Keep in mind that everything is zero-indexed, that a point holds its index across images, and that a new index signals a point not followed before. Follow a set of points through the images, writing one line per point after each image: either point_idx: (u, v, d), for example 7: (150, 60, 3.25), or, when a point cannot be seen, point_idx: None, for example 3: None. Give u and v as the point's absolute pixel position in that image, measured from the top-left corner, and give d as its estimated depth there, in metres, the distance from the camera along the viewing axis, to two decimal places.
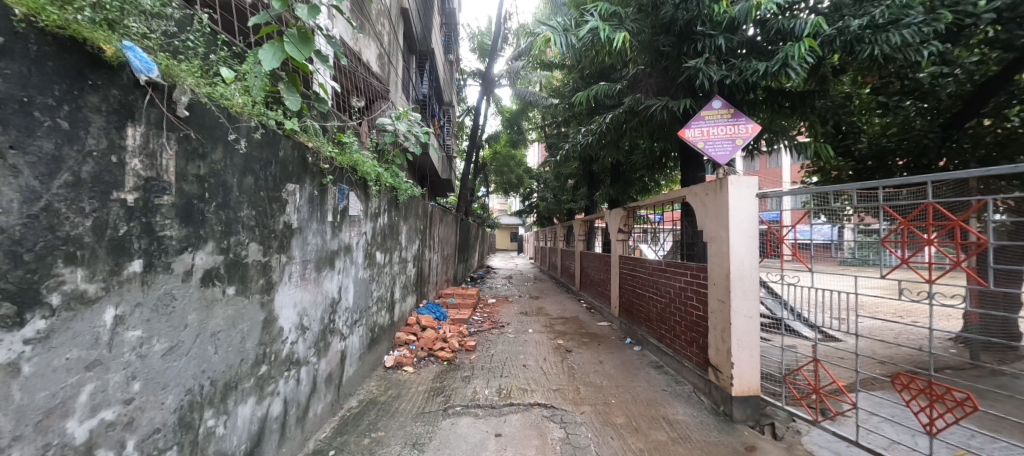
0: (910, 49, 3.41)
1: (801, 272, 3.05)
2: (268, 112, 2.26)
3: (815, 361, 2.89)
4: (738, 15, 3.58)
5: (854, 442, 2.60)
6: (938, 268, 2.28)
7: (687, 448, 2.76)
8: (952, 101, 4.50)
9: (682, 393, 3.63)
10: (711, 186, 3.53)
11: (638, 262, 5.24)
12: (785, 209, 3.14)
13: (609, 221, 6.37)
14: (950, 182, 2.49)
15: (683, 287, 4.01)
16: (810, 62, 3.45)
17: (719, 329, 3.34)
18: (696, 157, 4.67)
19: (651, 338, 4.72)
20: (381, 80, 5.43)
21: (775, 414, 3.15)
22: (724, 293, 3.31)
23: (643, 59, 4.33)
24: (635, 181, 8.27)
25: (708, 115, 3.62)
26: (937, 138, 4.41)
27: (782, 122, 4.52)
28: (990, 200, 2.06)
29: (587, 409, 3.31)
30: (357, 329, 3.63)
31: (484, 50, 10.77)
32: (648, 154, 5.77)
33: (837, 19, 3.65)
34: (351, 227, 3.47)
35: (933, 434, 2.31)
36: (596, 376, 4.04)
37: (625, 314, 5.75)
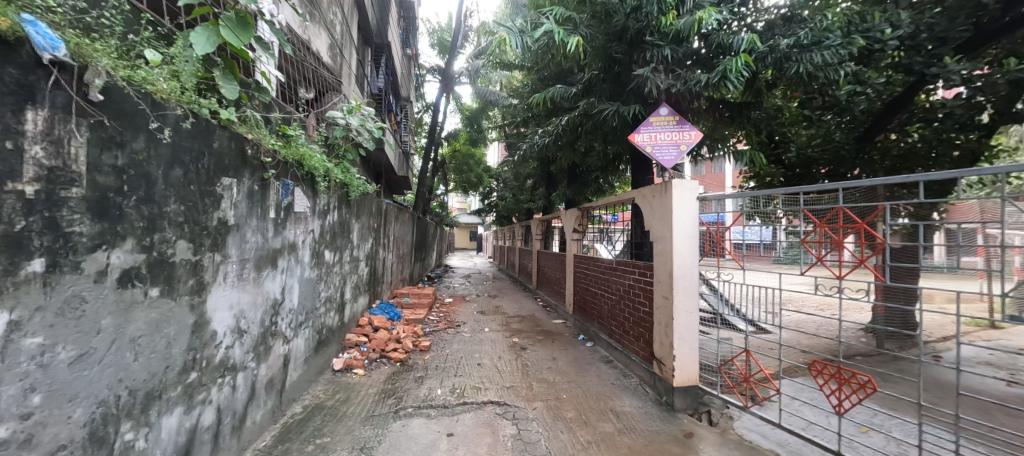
0: (830, 68, 3.74)
1: (735, 270, 3.29)
2: (200, 100, 2.10)
3: (745, 351, 3.09)
4: (682, 28, 3.64)
5: (777, 425, 2.82)
6: (847, 265, 2.57)
7: (632, 438, 2.89)
8: (865, 117, 5.04)
9: (629, 386, 3.80)
10: (657, 189, 3.72)
11: (592, 261, 5.40)
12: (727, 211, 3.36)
13: (565, 220, 6.51)
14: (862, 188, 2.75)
15: (631, 285, 4.20)
16: (745, 76, 3.73)
17: (663, 324, 3.53)
18: (645, 161, 4.90)
19: (603, 334, 4.90)
20: (332, 72, 5.21)
21: (711, 402, 3.38)
22: (668, 290, 3.50)
23: (597, 65, 4.48)
24: (590, 182, 8.52)
25: (656, 121, 3.80)
26: (852, 150, 4.93)
27: (722, 131, 4.86)
28: (889, 207, 2.31)
29: (540, 404, 3.38)
30: (302, 331, 3.47)
31: (445, 46, 10.64)
32: (601, 157, 5.97)
33: (770, 37, 3.99)
34: (296, 224, 3.31)
35: (840, 413, 2.58)
36: (549, 372, 4.13)
37: (578, 311, 5.92)
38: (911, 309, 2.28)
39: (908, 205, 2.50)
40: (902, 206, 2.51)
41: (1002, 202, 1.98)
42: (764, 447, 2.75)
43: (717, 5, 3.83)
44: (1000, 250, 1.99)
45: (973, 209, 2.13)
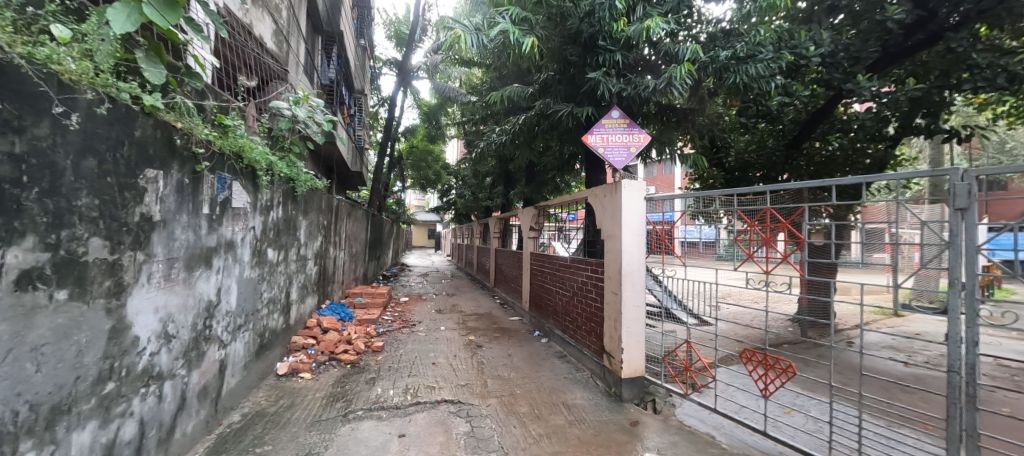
0: (763, 80, 4.05)
1: (677, 266, 3.55)
2: (118, 83, 1.91)
3: (686, 342, 3.30)
4: (632, 35, 3.80)
5: (713, 410, 3.04)
6: (773, 261, 2.83)
7: (582, 429, 2.99)
8: (792, 127, 5.53)
9: (581, 379, 3.92)
10: (608, 188, 3.87)
11: (547, 258, 5.51)
12: (676, 211, 3.52)
13: (522, 219, 6.59)
14: (789, 191, 2.99)
15: (584, 281, 4.33)
16: (689, 83, 3.95)
17: (612, 319, 3.68)
18: (598, 162, 5.07)
19: (557, 330, 5.02)
20: (277, 59, 4.92)
21: (656, 391, 3.58)
22: (617, 286, 3.65)
23: (552, 66, 4.57)
24: (547, 181, 8.67)
25: (608, 123, 3.93)
26: (781, 156, 5.39)
27: (670, 135, 5.12)
28: (807, 208, 2.56)
29: (493, 401, 3.41)
30: (241, 335, 3.25)
31: (402, 39, 10.36)
32: (557, 156, 6.11)
33: (711, 48, 4.27)
34: (234, 220, 3.09)
35: (767, 397, 2.83)
36: (504, 369, 4.17)
37: (534, 308, 6.02)
38: (829, 300, 2.54)
39: (828, 207, 2.73)
40: (822, 207, 2.74)
41: (899, 204, 2.25)
42: (701, 431, 2.95)
43: (665, 15, 4.04)
44: (906, 247, 2.26)
45: (882, 212, 2.39)
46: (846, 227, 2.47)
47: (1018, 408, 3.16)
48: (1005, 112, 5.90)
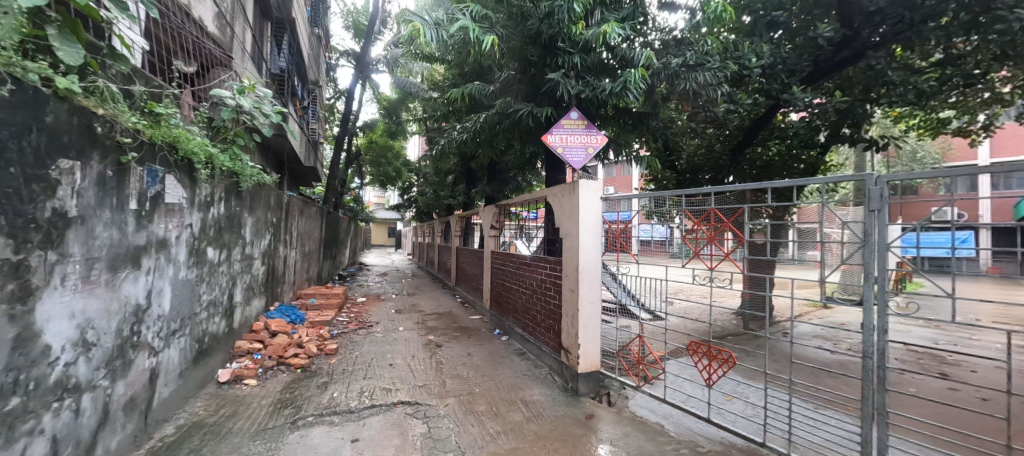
0: (711, 88, 4.30)
1: (630, 264, 3.68)
2: (23, 62, 1.70)
3: (640, 337, 3.43)
4: (590, 39, 3.90)
5: (663, 401, 3.19)
6: (716, 258, 3.02)
7: (539, 424, 3.03)
8: (736, 132, 5.89)
9: (539, 375, 3.98)
10: (566, 188, 3.94)
11: (508, 257, 5.54)
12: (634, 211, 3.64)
13: (483, 217, 6.57)
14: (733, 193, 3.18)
15: (543, 279, 4.40)
16: (643, 88, 4.11)
17: (570, 316, 3.76)
18: (558, 161, 5.16)
19: (517, 327, 5.06)
20: (220, 44, 4.59)
21: (610, 385, 3.70)
22: (574, 283, 3.73)
23: (513, 65, 4.59)
24: (509, 180, 8.71)
25: (567, 124, 4.01)
26: (727, 160, 5.74)
27: (626, 137, 5.30)
28: (746, 209, 2.75)
29: (451, 401, 3.39)
30: (176, 341, 3.01)
31: (360, 30, 10.00)
32: (518, 156, 6.15)
33: (664, 55, 4.46)
34: (166, 217, 2.85)
35: (711, 386, 3.02)
36: (463, 368, 4.15)
37: (495, 307, 6.03)
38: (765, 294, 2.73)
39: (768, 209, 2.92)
40: (763, 209, 2.93)
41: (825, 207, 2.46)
42: (652, 421, 3.08)
43: (622, 21, 4.17)
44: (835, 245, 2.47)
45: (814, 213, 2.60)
46: (785, 227, 2.66)
47: (920, 387, 3.57)
48: (914, 124, 6.63)
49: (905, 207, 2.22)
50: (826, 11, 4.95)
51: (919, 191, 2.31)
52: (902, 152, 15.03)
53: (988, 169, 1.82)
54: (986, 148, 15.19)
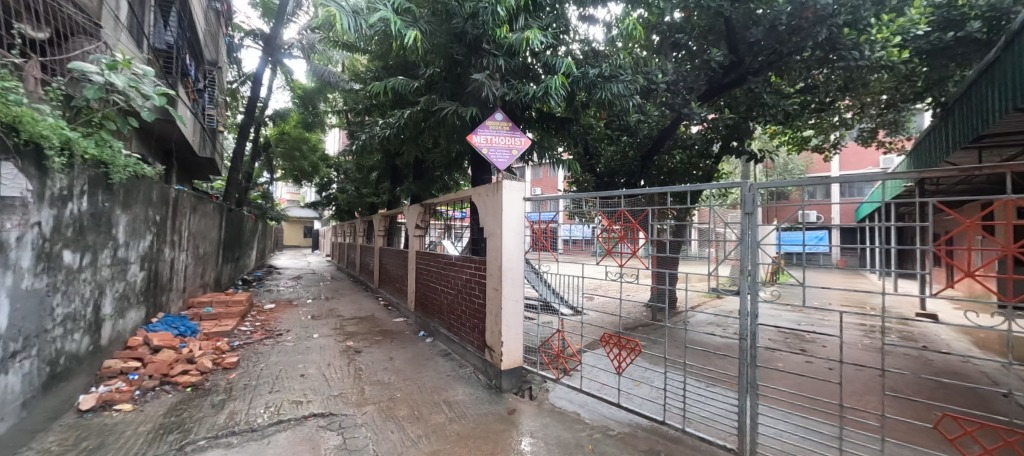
0: (624, 98, 4.66)
1: (551, 262, 3.78)
2: None
3: (557, 332, 3.60)
4: (514, 43, 3.98)
5: (579, 390, 3.39)
6: (624, 256, 3.23)
7: (462, 424, 3.03)
8: (645, 140, 6.32)
9: (463, 375, 3.99)
10: (490, 188, 3.99)
11: (432, 257, 5.43)
12: (558, 211, 3.74)
13: (407, 216, 6.36)
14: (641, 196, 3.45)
15: (468, 279, 4.39)
16: (563, 95, 4.32)
17: (493, 314, 3.81)
18: (484, 161, 5.19)
19: (442, 328, 5.00)
20: (84, 9, 3.87)
21: (532, 379, 3.83)
22: (497, 282, 3.79)
23: (438, 63, 4.54)
24: (436, 179, 8.58)
25: (492, 125, 4.07)
26: (637, 166, 6.24)
27: (549, 140, 5.54)
28: (650, 211, 3.01)
29: (370, 408, 3.24)
30: (18, 364, 2.47)
31: (270, 9, 9.08)
32: (444, 154, 6.08)
33: (583, 65, 4.76)
34: (3, 214, 2.32)
35: (619, 373, 3.26)
36: (384, 373, 4.00)
37: (419, 308, 5.88)
38: (666, 287, 3.03)
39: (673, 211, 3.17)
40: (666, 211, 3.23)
41: (712, 210, 2.81)
42: (569, 411, 3.25)
43: (545, 28, 4.33)
44: (722, 243, 2.83)
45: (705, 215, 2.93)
46: (687, 228, 2.97)
47: (786, 361, 4.25)
48: (784, 140, 7.86)
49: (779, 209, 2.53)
50: (718, 38, 5.66)
51: (790, 198, 2.71)
52: (777, 164, 17.71)
53: (838, 177, 2.18)
54: (835, 162, 18.55)
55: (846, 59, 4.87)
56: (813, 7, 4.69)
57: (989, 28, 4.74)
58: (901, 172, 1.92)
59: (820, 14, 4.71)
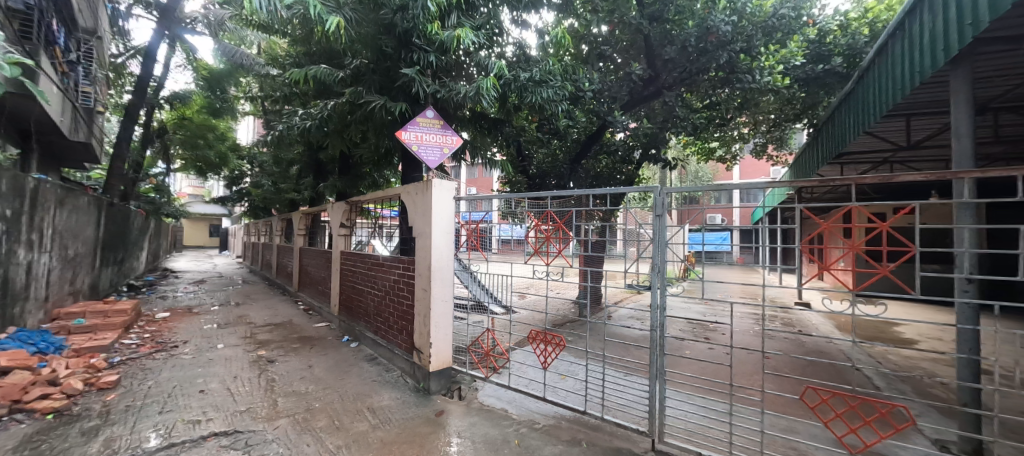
0: (553, 103, 4.86)
1: (480, 261, 3.77)
2: None
3: (487, 330, 3.63)
4: (445, 40, 3.95)
5: (507, 387, 3.45)
6: (551, 255, 3.30)
7: (387, 430, 2.93)
8: (574, 145, 6.66)
9: (390, 379, 3.86)
10: (420, 186, 3.90)
11: (358, 257, 5.15)
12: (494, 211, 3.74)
13: (331, 215, 5.98)
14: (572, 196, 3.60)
15: (396, 280, 4.24)
16: (495, 96, 4.38)
17: (422, 316, 3.73)
18: (414, 159, 5.06)
19: (368, 332, 4.78)
20: None
21: (461, 379, 3.82)
22: (426, 282, 3.71)
23: (365, 54, 4.35)
24: (364, 175, 8.19)
25: (422, 122, 3.97)
26: (565, 169, 6.52)
27: (482, 140, 5.57)
28: (573, 212, 3.15)
29: (283, 421, 2.99)
30: None
31: None
32: (373, 150, 5.82)
33: (516, 68, 4.87)
34: None
35: (545, 368, 3.37)
36: (301, 383, 3.72)
37: (344, 311, 5.56)
38: (589, 284, 3.20)
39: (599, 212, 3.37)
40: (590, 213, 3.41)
41: (630, 212, 3.01)
42: (497, 408, 3.30)
43: (477, 27, 4.36)
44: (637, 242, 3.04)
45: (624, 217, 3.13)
46: (609, 228, 3.17)
47: (691, 349, 4.73)
48: (694, 150, 8.73)
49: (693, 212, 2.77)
50: (638, 53, 6.16)
51: (699, 202, 2.99)
52: (689, 171, 19.66)
53: (732, 185, 2.44)
54: (736, 171, 21.07)
55: (741, 81, 5.58)
56: (716, 33, 5.34)
57: (848, 64, 5.77)
58: (781, 181, 2.19)
59: (721, 39, 5.37)
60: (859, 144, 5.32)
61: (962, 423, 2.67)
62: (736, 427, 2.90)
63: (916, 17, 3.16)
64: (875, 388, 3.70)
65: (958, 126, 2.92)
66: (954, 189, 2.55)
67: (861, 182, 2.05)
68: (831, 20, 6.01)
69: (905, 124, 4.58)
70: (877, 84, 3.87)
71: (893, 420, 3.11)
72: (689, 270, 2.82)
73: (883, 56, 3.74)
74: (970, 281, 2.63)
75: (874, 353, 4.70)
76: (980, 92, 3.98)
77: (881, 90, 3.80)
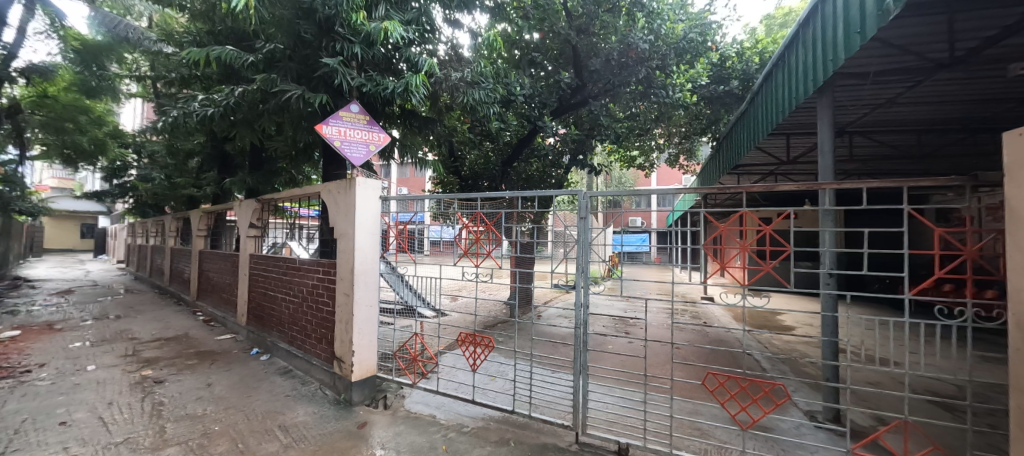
0: (485, 105, 4.91)
1: (407, 264, 3.62)
2: None
3: (414, 335, 3.50)
4: (372, 31, 3.77)
5: (435, 392, 3.36)
6: (481, 256, 3.26)
7: (301, 448, 2.69)
8: (506, 148, 6.75)
9: (307, 393, 3.56)
10: (342, 184, 3.65)
11: (271, 261, 4.68)
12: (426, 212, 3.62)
13: (239, 214, 5.36)
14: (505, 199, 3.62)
15: (315, 285, 3.92)
16: (425, 93, 4.27)
17: (344, 322, 3.50)
18: (337, 155, 4.74)
19: (282, 343, 4.37)
20: None
21: (388, 388, 3.65)
22: (349, 286, 3.49)
23: (281, 38, 3.99)
24: (280, 171, 7.50)
25: (346, 116, 3.72)
26: (497, 172, 6.59)
27: (412, 138, 5.40)
28: (502, 213, 3.16)
29: (173, 450, 2.61)
30: None
31: None
32: (289, 143, 5.35)
33: (448, 67, 4.81)
34: None
35: (474, 370, 3.33)
36: (197, 404, 3.28)
37: (253, 321, 5.02)
38: (519, 284, 3.25)
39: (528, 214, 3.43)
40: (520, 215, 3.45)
41: (557, 214, 3.11)
42: (425, 414, 3.20)
43: (407, 22, 4.23)
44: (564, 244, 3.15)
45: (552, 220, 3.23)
46: (539, 230, 3.24)
47: (613, 344, 5.04)
48: (617, 157, 9.35)
49: (614, 216, 2.92)
50: (566, 63, 6.46)
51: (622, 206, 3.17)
52: (613, 178, 21.06)
53: (648, 191, 2.61)
54: (654, 178, 23.03)
55: (657, 95, 6.12)
56: (636, 49, 5.81)
57: (743, 87, 6.59)
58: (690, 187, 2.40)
59: (640, 56, 5.84)
60: (751, 157, 6.09)
61: (825, 395, 3.17)
62: (650, 414, 3.14)
63: (793, 50, 3.69)
64: (761, 370, 4.26)
65: (822, 145, 3.45)
66: (819, 197, 3.01)
67: (749, 189, 2.34)
68: (730, 47, 6.84)
69: (785, 142, 5.34)
70: (765, 107, 4.46)
71: (774, 397, 3.60)
72: (614, 270, 2.99)
73: (770, 82, 4.32)
74: (830, 275, 3.13)
75: (762, 339, 5.42)
76: (840, 118, 4.77)
77: (768, 112, 4.39)
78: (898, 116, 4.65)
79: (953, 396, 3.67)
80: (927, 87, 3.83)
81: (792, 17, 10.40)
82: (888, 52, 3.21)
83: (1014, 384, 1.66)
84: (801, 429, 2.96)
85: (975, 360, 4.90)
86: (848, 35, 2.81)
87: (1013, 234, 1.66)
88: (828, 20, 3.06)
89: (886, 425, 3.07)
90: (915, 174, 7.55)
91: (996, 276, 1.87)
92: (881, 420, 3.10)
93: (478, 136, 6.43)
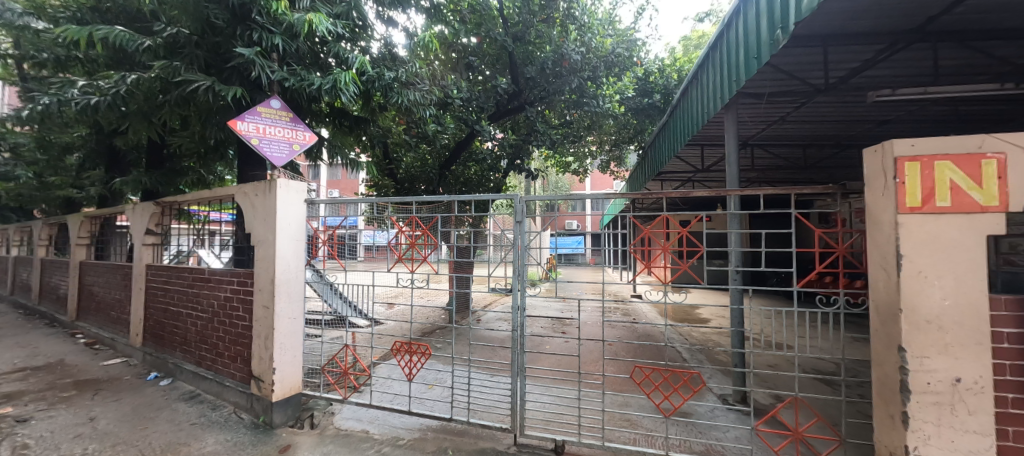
0: (420, 106, 4.86)
1: (336, 271, 3.33)
2: None
3: (346, 346, 3.28)
4: (295, 23, 3.52)
5: (369, 405, 3.19)
6: (417, 261, 3.14)
7: None
8: (444, 151, 6.68)
9: (217, 419, 3.20)
10: (261, 186, 3.34)
11: (174, 272, 4.12)
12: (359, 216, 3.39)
13: (133, 219, 4.67)
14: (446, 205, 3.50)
15: (228, 298, 3.54)
16: (355, 92, 4.08)
17: (263, 338, 3.19)
18: (255, 154, 4.34)
19: (187, 364, 3.88)
20: None
21: (315, 406, 3.39)
22: (268, 299, 3.19)
23: (186, 22, 3.57)
24: (185, 171, 6.68)
25: (265, 112, 3.42)
26: (434, 174, 6.51)
27: (343, 138, 5.13)
28: (438, 218, 3.09)
29: None
30: None
31: None
32: (197, 140, 4.79)
33: (381, 65, 4.64)
34: None
35: (410, 379, 3.19)
36: (73, 443, 2.79)
37: (151, 341, 4.40)
38: (457, 288, 3.21)
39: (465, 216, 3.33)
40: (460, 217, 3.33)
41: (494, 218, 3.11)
42: (357, 431, 3.02)
43: (336, 16, 4.02)
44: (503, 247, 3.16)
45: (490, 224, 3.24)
46: (478, 234, 3.18)
47: (550, 344, 5.21)
48: (553, 163, 9.67)
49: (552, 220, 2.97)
50: (502, 68, 6.59)
51: (559, 209, 3.23)
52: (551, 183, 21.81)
53: (581, 195, 2.72)
54: (589, 182, 24.25)
55: (589, 105, 6.46)
56: (568, 60, 6.16)
57: (664, 100, 7.18)
58: (620, 192, 2.50)
59: (573, 66, 6.16)
60: (673, 164, 6.64)
61: (735, 380, 3.54)
62: (583, 412, 3.27)
63: (706, 68, 4.07)
64: (683, 360, 4.67)
65: (729, 156, 3.87)
66: (726, 203, 3.37)
67: (669, 195, 2.52)
68: (653, 64, 7.44)
69: (701, 152, 5.90)
70: (684, 119, 4.87)
71: (692, 384, 3.96)
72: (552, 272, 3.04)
73: (687, 96, 4.72)
74: (736, 272, 3.50)
75: (683, 332, 5.92)
76: (744, 132, 5.38)
77: (686, 125, 4.81)
78: (788, 132, 5.36)
79: (832, 373, 4.32)
80: (810, 107, 4.45)
81: (705, 40, 11.59)
82: (778, 76, 3.69)
83: (875, 360, 1.98)
84: (715, 412, 3.28)
85: (846, 340, 5.82)
86: (748, 58, 3.18)
87: (871, 234, 1.97)
88: (733, 44, 3.44)
89: (782, 402, 3.51)
90: (802, 183, 8.77)
91: (862, 268, 2.21)
92: (778, 398, 3.54)
93: (414, 138, 6.30)
